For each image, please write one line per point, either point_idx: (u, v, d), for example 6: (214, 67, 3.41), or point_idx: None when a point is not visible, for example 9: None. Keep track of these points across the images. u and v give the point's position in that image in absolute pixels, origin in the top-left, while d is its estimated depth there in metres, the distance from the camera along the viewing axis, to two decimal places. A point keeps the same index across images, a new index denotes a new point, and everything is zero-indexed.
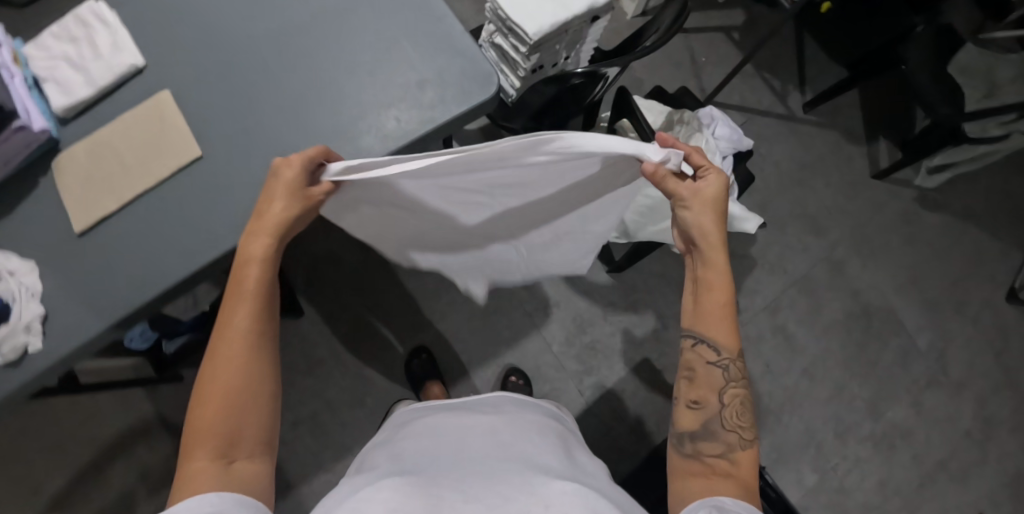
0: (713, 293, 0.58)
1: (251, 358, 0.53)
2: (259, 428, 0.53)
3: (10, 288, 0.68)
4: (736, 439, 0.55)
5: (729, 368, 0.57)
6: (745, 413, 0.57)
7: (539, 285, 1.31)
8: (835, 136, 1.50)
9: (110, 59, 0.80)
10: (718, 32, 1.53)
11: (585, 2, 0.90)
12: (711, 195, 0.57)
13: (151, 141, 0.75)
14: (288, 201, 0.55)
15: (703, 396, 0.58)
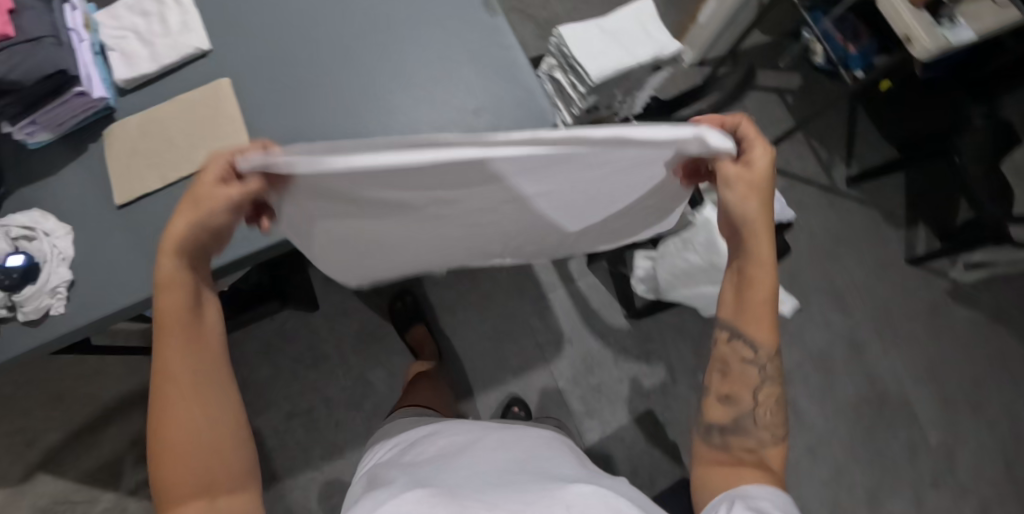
0: (755, 289, 0.50)
1: (198, 385, 0.50)
2: (227, 462, 0.51)
3: (43, 249, 0.74)
4: (767, 437, 0.52)
5: (768, 366, 0.52)
6: (776, 408, 0.53)
7: (556, 319, 1.30)
8: (873, 215, 1.48)
9: (178, 38, 0.82)
10: (771, 94, 1.53)
11: (650, 51, 0.91)
12: (762, 177, 0.46)
13: (204, 126, 0.77)
14: (215, 198, 0.46)
15: (736, 394, 0.53)
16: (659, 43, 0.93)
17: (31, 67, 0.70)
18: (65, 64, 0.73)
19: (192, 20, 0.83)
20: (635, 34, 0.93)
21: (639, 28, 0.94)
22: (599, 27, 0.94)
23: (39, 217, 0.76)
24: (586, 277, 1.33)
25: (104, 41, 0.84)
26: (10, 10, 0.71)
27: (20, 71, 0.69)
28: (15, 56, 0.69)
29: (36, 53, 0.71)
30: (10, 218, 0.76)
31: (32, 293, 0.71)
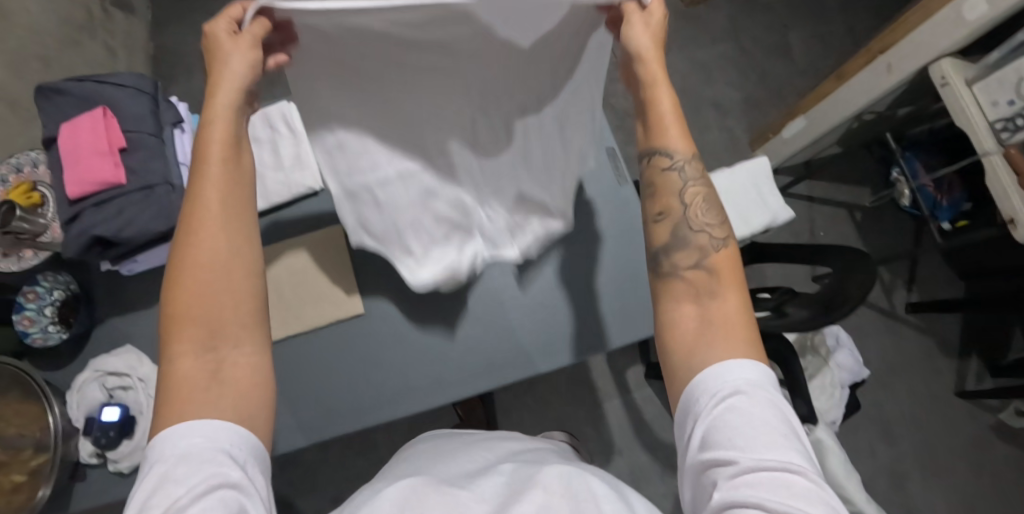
0: (658, 103, 0.50)
1: (219, 223, 0.43)
2: (237, 312, 0.43)
3: (139, 399, 0.71)
4: (708, 242, 0.50)
5: (693, 173, 0.50)
6: (716, 210, 0.51)
7: (609, 428, 1.32)
8: (928, 344, 1.44)
9: (290, 174, 0.77)
10: (841, 208, 1.50)
11: (765, 219, 0.92)
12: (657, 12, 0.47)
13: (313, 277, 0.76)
14: (235, 53, 0.45)
15: (676, 221, 0.51)
16: (772, 212, 0.93)
17: (137, 221, 0.64)
18: (169, 218, 0.66)
19: (307, 155, 0.78)
20: (750, 200, 0.93)
21: (754, 192, 0.94)
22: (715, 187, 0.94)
23: (132, 360, 0.73)
24: (643, 389, 1.34)
25: None
26: (121, 148, 0.66)
27: (129, 226, 0.64)
28: (122, 205, 0.64)
29: (146, 203, 0.65)
30: (104, 359, 0.72)
31: (126, 449, 0.70)
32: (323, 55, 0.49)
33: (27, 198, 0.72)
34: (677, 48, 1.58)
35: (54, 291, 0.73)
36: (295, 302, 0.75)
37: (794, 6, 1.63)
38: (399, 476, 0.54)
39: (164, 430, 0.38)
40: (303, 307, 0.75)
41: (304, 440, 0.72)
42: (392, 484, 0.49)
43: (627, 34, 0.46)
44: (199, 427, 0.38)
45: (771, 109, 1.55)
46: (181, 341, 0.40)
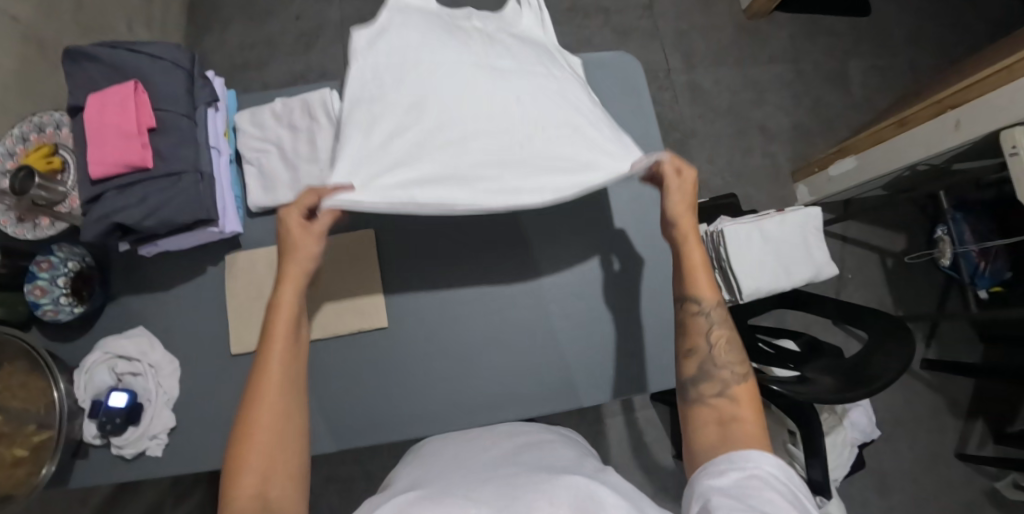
0: (690, 258, 0.61)
1: (291, 367, 0.53)
2: (288, 440, 0.49)
3: (148, 388, 0.69)
4: (729, 376, 0.56)
5: (716, 318, 0.59)
6: (736, 350, 0.58)
7: (606, 445, 1.31)
8: (936, 401, 1.42)
9: (327, 169, 0.72)
10: (872, 252, 1.44)
11: (805, 275, 0.92)
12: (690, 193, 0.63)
13: (339, 282, 0.72)
14: (312, 243, 0.59)
15: (697, 358, 0.58)
16: (816, 264, 0.94)
17: (163, 210, 0.61)
18: (196, 210, 0.63)
19: None
20: (797, 250, 0.93)
21: (802, 242, 0.94)
22: (762, 232, 0.92)
23: (145, 345, 0.71)
24: (645, 409, 1.34)
25: (239, 148, 0.74)
26: (150, 128, 0.62)
27: (153, 215, 0.61)
28: (146, 191, 0.61)
29: (171, 191, 0.62)
30: (119, 342, 0.70)
31: (132, 436, 0.68)
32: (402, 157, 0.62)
33: (47, 163, 0.69)
34: (731, 63, 1.51)
35: (69, 262, 0.71)
36: (318, 306, 0.71)
37: (859, 33, 1.55)
38: (400, 491, 0.51)
39: None
40: (322, 311, 0.71)
41: (333, 448, 0.71)
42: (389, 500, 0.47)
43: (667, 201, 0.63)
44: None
45: (818, 140, 1.49)
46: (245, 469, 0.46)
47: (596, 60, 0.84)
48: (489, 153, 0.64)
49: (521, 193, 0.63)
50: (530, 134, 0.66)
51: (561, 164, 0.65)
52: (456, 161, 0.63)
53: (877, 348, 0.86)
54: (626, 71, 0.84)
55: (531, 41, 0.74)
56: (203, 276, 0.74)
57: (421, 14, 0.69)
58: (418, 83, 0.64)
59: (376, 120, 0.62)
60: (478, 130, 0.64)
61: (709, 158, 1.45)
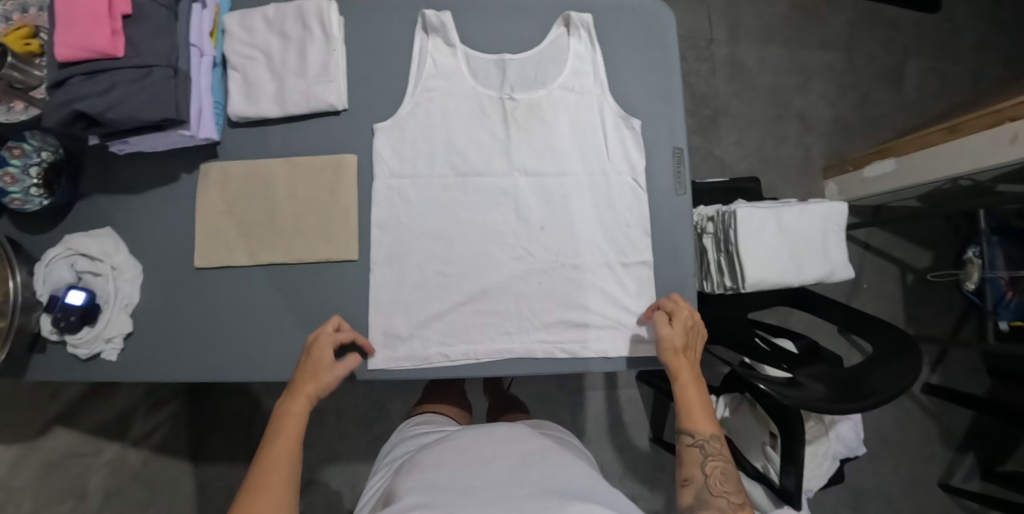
0: (683, 396, 0.62)
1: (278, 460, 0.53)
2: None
3: (106, 289, 0.67)
4: (726, 503, 0.54)
5: (714, 449, 0.58)
6: (734, 479, 0.56)
7: (584, 419, 1.29)
8: (929, 429, 1.36)
9: (314, 85, 0.67)
10: (894, 266, 1.36)
11: (815, 275, 0.86)
12: (683, 331, 0.65)
13: (314, 206, 0.68)
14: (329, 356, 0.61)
15: (692, 491, 0.56)
16: (830, 265, 0.87)
17: (128, 104, 0.57)
18: (163, 108, 0.58)
19: (338, 68, 0.68)
20: (811, 246, 0.86)
21: (817, 239, 0.87)
22: (777, 223, 0.85)
23: (109, 246, 0.68)
24: (629, 389, 1.30)
25: (226, 53, 0.68)
26: (125, 15, 0.57)
27: (116, 108, 0.57)
28: (113, 81, 0.57)
29: (141, 85, 0.57)
30: (79, 240, 0.67)
31: (86, 335, 0.66)
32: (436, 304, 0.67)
33: (24, 44, 0.66)
34: (780, 42, 1.40)
35: (42, 151, 0.67)
36: (289, 229, 0.67)
37: (926, 29, 1.40)
38: (411, 503, 0.54)
39: None
40: (294, 236, 0.67)
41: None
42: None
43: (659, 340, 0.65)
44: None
45: (859, 139, 1.38)
46: None
47: (619, 5, 0.75)
48: (513, 299, 0.68)
49: (535, 340, 0.68)
50: (556, 274, 0.69)
51: (574, 318, 0.69)
52: (478, 307, 0.67)
53: (879, 366, 0.80)
54: (648, 25, 0.75)
55: (586, 142, 0.71)
56: (177, 184, 0.70)
57: (450, 105, 0.69)
58: (448, 225, 0.68)
59: (404, 257, 0.67)
60: (500, 275, 0.68)
61: (738, 141, 1.36)
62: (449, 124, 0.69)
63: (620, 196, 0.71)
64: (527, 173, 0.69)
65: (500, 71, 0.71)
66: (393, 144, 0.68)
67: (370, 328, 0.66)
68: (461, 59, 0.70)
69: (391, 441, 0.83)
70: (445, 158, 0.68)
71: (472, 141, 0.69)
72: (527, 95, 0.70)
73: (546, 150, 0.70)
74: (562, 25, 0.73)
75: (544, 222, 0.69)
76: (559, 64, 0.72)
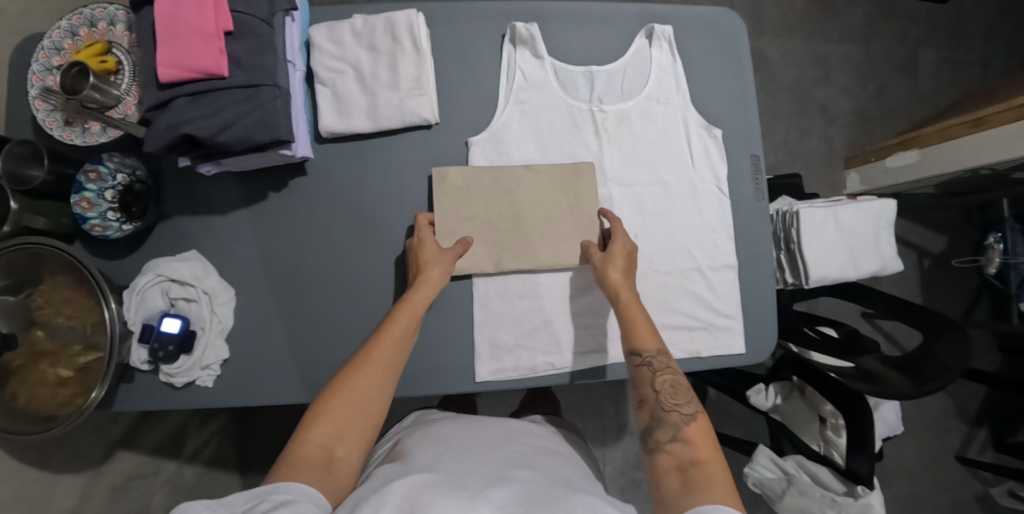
0: (630, 315, 0.60)
1: (391, 357, 0.57)
2: (373, 418, 0.54)
3: (201, 315, 0.65)
4: (679, 419, 0.54)
5: (661, 363, 0.58)
6: (684, 390, 0.56)
7: (628, 410, 1.31)
8: (945, 405, 1.46)
9: (407, 98, 0.66)
10: (911, 251, 1.43)
11: (874, 267, 0.89)
12: (621, 252, 0.64)
13: (558, 212, 0.67)
14: (441, 263, 0.62)
15: (648, 408, 0.57)
16: (883, 259, 0.90)
17: (237, 126, 0.54)
18: (270, 128, 0.55)
19: (429, 80, 0.66)
20: (868, 241, 0.89)
21: (873, 234, 0.90)
22: (836, 221, 0.88)
23: (199, 270, 0.66)
24: None
25: (313, 66, 0.66)
26: (227, 32, 0.54)
27: (227, 130, 0.54)
28: (221, 103, 0.54)
29: (249, 106, 0.54)
30: (168, 265, 0.64)
31: (182, 365, 0.64)
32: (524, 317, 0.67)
33: (99, 62, 0.62)
34: (801, 36, 1.42)
35: (118, 174, 0.65)
36: (533, 236, 0.67)
37: (938, 21, 1.45)
38: (416, 464, 0.56)
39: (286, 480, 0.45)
40: (540, 239, 0.67)
41: (417, 391, 0.65)
42: (404, 476, 0.51)
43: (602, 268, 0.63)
44: (288, 485, 0.44)
45: (877, 130, 1.43)
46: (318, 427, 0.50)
47: (694, 13, 0.77)
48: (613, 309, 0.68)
49: None
50: (650, 281, 0.70)
51: (667, 321, 0.70)
52: (579, 318, 0.67)
53: (936, 340, 0.83)
54: (718, 35, 0.77)
55: (672, 151, 0.72)
56: (266, 203, 0.68)
57: (542, 115, 0.69)
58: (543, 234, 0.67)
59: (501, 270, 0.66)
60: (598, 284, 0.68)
61: (764, 135, 1.40)
62: (541, 134, 0.69)
63: (707, 204, 0.73)
64: (619, 183, 0.70)
65: (587, 80, 0.72)
66: (489, 157, 0.68)
67: (475, 343, 0.66)
68: (550, 70, 0.70)
69: (406, 423, 0.78)
70: (540, 167, 0.68)
71: (565, 151, 0.69)
72: (616, 105, 0.71)
73: (634, 158, 0.71)
74: (645, 36, 0.74)
75: (637, 230, 0.70)
76: (644, 75, 0.73)
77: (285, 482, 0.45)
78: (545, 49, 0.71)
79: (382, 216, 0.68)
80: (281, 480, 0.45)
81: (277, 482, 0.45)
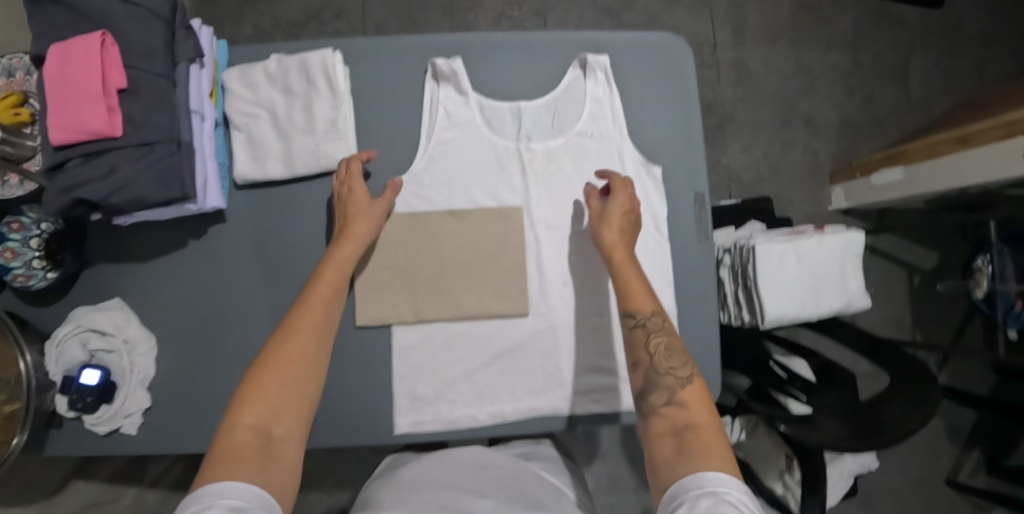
0: (626, 272, 0.57)
1: (323, 322, 0.51)
2: (312, 385, 0.48)
3: (121, 366, 0.65)
4: (675, 381, 0.49)
5: (656, 324, 0.53)
6: (679, 351, 0.52)
7: (598, 434, 1.28)
8: (936, 426, 1.40)
9: (322, 142, 0.64)
10: (900, 268, 1.37)
11: (840, 305, 0.83)
12: (620, 207, 0.62)
13: (480, 260, 0.65)
14: (367, 219, 0.60)
15: (642, 369, 0.52)
16: (849, 295, 0.84)
17: (132, 186, 0.53)
18: (167, 187, 0.54)
19: (346, 123, 0.64)
20: (835, 276, 0.83)
21: (840, 268, 0.83)
22: (798, 255, 0.81)
23: (121, 320, 0.66)
24: None
25: (228, 111, 0.65)
26: (120, 90, 0.53)
27: (121, 192, 0.53)
28: (115, 163, 0.53)
29: (144, 166, 0.53)
30: (87, 315, 0.65)
31: (104, 414, 0.64)
32: (442, 369, 0.64)
33: (13, 115, 0.62)
34: (785, 43, 1.36)
35: (42, 224, 0.62)
36: (453, 285, 0.64)
37: (930, 24, 1.37)
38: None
39: (205, 482, 0.38)
40: (461, 288, 0.64)
41: (335, 443, 0.64)
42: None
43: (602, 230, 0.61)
44: (228, 485, 0.38)
45: (866, 141, 1.36)
46: (247, 413, 0.44)
47: (634, 41, 0.73)
48: (540, 359, 0.65)
49: (561, 398, 0.65)
50: (581, 332, 0.66)
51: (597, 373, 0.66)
52: (501, 367, 0.65)
53: (898, 399, 0.75)
54: (658, 64, 0.74)
55: (606, 189, 0.68)
56: (188, 249, 0.67)
57: (466, 154, 0.67)
58: (464, 282, 0.64)
59: (421, 322, 0.64)
60: (522, 335, 0.65)
61: (745, 147, 1.35)
62: (464, 176, 0.66)
63: (643, 246, 0.70)
64: (547, 226, 0.67)
65: (514, 117, 0.69)
66: (410, 202, 0.66)
67: (395, 395, 0.64)
68: (475, 108, 0.67)
69: (381, 469, 0.71)
70: (462, 210, 0.65)
71: (489, 193, 0.66)
72: (545, 144, 0.68)
73: (563, 198, 0.67)
74: (578, 66, 0.70)
75: (566, 276, 0.66)
76: (577, 108, 0.70)
77: (217, 478, 0.38)
78: (471, 86, 0.69)
79: (300, 265, 0.67)
80: (210, 480, 0.38)
81: (208, 482, 0.38)
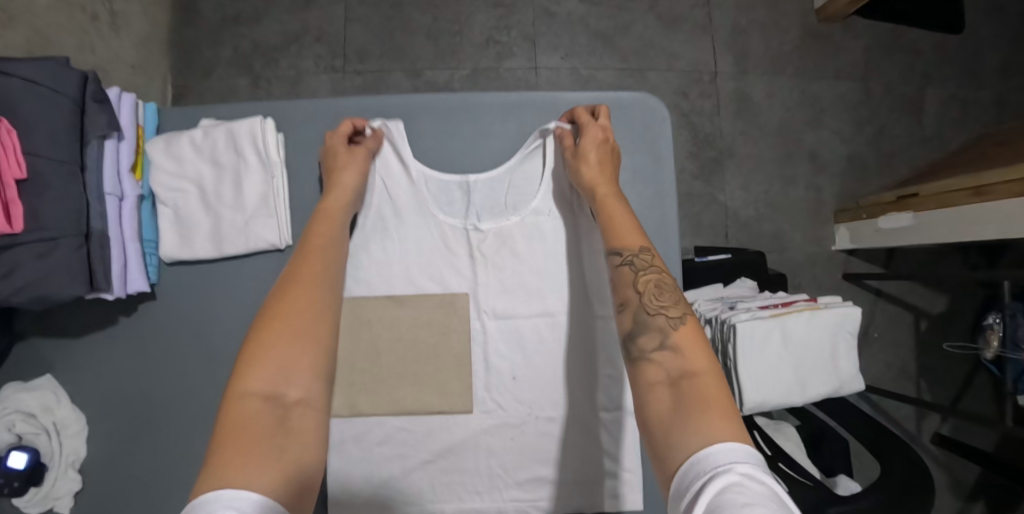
0: (608, 205, 0.55)
1: (326, 269, 0.50)
2: (324, 332, 0.46)
3: (50, 448, 0.62)
4: (666, 322, 0.46)
5: (644, 262, 0.50)
6: (670, 289, 0.49)
7: None
8: (939, 478, 1.32)
9: (251, 221, 0.60)
10: (907, 312, 1.28)
11: (825, 387, 0.76)
12: (599, 145, 0.59)
13: (421, 351, 0.60)
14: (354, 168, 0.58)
15: (630, 309, 0.49)
16: (839, 375, 0.77)
17: (39, 285, 0.49)
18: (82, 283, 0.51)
19: (277, 199, 0.60)
20: (821, 354, 0.76)
21: (827, 345, 0.77)
22: (783, 333, 0.74)
23: (50, 401, 0.64)
24: None
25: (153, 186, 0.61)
26: (20, 180, 0.48)
27: (26, 292, 0.49)
28: (16, 261, 0.48)
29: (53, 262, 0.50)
30: (15, 396, 0.62)
31: (33, 497, 0.62)
32: (379, 467, 0.60)
33: None
34: (790, 72, 1.27)
35: None
36: (390, 379, 0.60)
37: (948, 54, 1.28)
38: None
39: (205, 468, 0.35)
40: (399, 383, 0.60)
41: None
42: None
43: (580, 166, 0.58)
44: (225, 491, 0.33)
45: (875, 178, 1.28)
46: (256, 375, 0.42)
47: (599, 102, 0.67)
48: (484, 457, 0.61)
49: (506, 498, 0.61)
50: (529, 429, 0.61)
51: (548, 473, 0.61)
52: (442, 466, 0.61)
53: (873, 495, 0.66)
54: (624, 128, 0.67)
55: (562, 273, 0.63)
56: (118, 327, 0.65)
57: (409, 235, 0.62)
58: (404, 376, 0.60)
59: (357, 417, 0.60)
60: (465, 432, 0.61)
61: (744, 182, 1.26)
62: (407, 257, 0.62)
63: None
64: (495, 314, 0.62)
65: (465, 194, 0.64)
66: (347, 286, 0.61)
67: (329, 490, 0.61)
68: (419, 182, 0.62)
69: None
70: (404, 297, 0.61)
71: (433, 277, 0.62)
72: (495, 222, 0.63)
73: (513, 284, 0.62)
74: (538, 137, 0.63)
75: (514, 370, 0.61)
76: (532, 180, 0.64)
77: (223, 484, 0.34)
78: (417, 158, 0.65)
79: (234, 346, 0.64)
80: (216, 479, 0.34)
81: (213, 468, 0.35)
